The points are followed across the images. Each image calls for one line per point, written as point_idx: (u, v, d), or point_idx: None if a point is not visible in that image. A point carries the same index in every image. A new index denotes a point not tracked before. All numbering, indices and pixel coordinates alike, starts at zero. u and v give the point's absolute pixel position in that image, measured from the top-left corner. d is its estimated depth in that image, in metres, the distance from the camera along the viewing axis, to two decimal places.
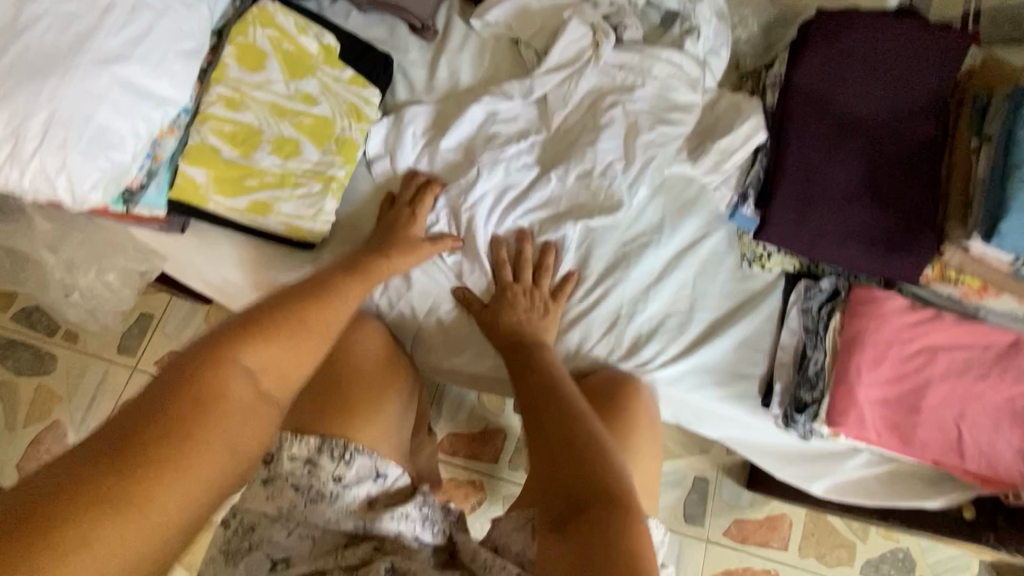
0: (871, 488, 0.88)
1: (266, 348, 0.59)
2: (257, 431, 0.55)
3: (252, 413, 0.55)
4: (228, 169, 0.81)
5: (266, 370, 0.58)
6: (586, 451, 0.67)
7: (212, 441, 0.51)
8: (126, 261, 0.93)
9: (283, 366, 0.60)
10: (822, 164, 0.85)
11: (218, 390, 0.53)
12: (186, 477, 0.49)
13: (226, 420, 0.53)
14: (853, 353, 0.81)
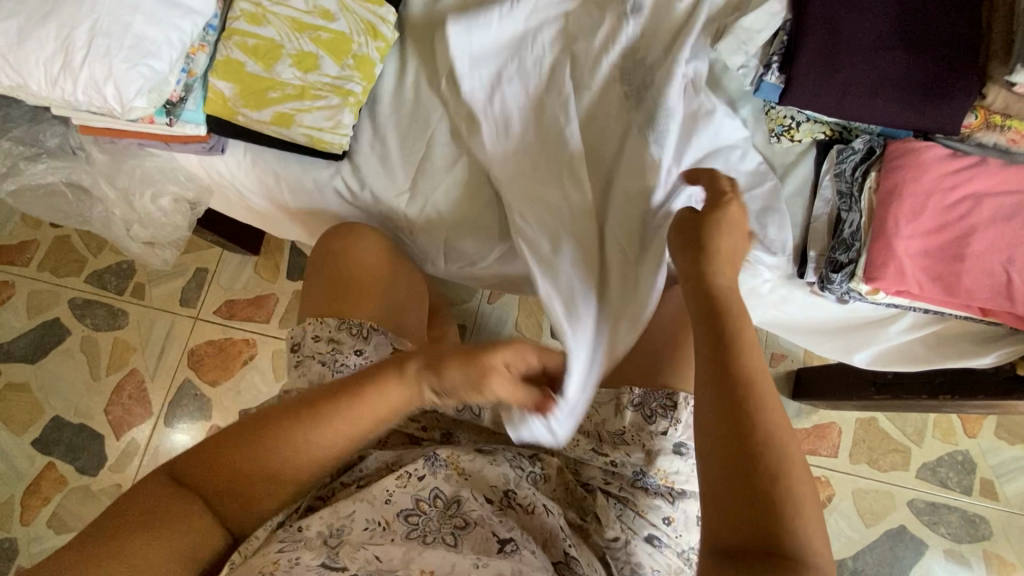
0: (918, 354, 0.88)
1: (197, 469, 0.61)
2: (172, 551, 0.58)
3: (160, 542, 0.57)
4: (253, 80, 0.85)
5: (211, 473, 0.61)
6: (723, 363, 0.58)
7: (118, 572, 0.54)
8: (176, 189, 1.00)
9: (208, 483, 0.61)
10: (849, 14, 0.81)
11: (141, 518, 0.57)
12: (148, 549, 0.56)
13: (191, 506, 0.60)
14: (890, 207, 0.78)
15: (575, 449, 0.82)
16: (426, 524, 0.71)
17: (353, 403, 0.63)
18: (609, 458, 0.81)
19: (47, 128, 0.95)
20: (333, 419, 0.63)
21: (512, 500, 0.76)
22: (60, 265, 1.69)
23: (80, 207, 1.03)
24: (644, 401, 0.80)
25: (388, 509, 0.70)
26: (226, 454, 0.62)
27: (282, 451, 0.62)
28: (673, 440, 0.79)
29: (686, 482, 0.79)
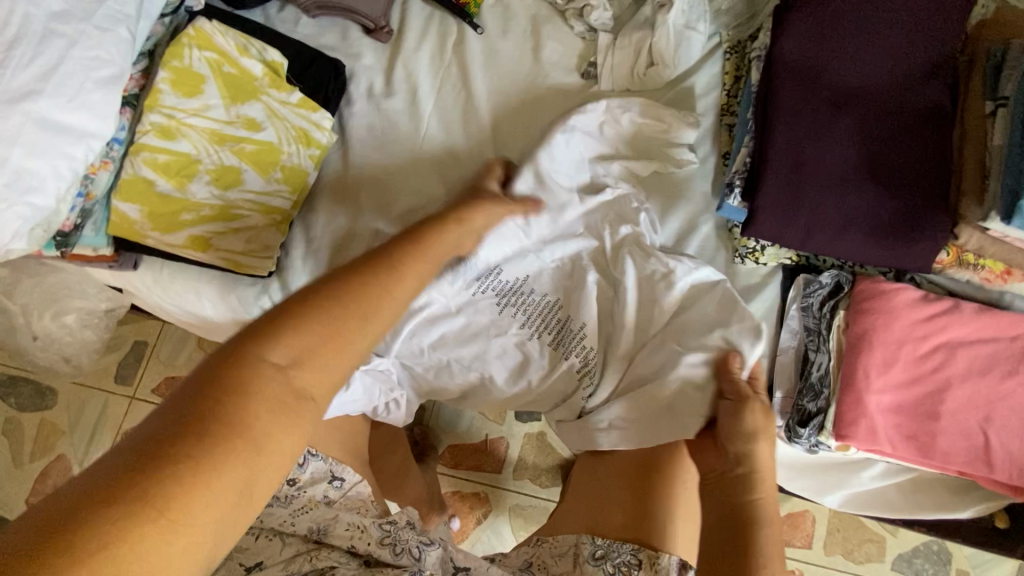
0: (893, 501, 0.81)
1: (311, 335, 0.48)
2: (296, 438, 0.46)
3: (290, 418, 0.45)
4: (164, 202, 0.76)
5: (309, 354, 0.47)
6: (731, 551, 0.58)
7: (214, 474, 0.40)
8: (83, 303, 0.89)
9: (324, 358, 0.48)
10: (814, 143, 0.76)
11: (247, 411, 0.43)
12: (237, 475, 0.41)
13: (261, 419, 0.43)
14: (861, 355, 0.72)
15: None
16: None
17: (379, 282, 0.53)
18: None
19: None
20: (377, 309, 0.52)
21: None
22: None
23: None
24: (608, 552, 0.73)
25: None
26: (316, 306, 0.49)
27: (394, 295, 0.54)
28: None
29: None
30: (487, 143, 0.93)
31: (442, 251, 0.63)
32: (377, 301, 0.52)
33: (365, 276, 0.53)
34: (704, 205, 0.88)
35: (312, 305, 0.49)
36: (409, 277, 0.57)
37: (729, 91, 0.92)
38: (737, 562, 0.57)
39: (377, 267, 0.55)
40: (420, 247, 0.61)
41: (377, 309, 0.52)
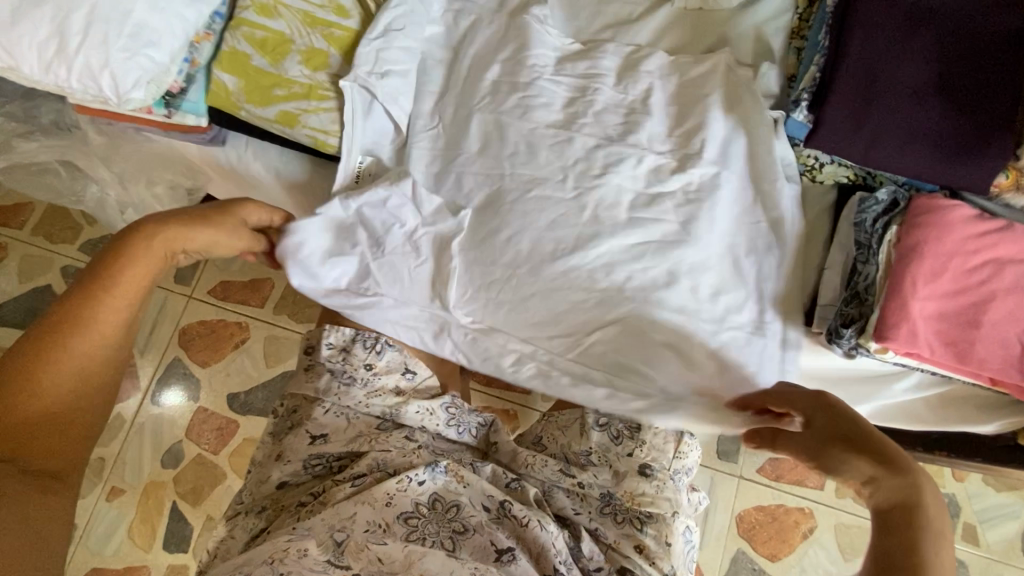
0: (919, 414, 0.85)
1: (133, 275, 0.66)
2: (44, 481, 0.58)
3: (48, 447, 0.60)
4: (260, 76, 0.81)
5: (34, 386, 0.59)
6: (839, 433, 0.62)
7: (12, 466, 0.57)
8: (173, 177, 0.96)
9: (60, 387, 0.61)
10: (887, 60, 0.78)
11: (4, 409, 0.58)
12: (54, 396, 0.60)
13: (37, 435, 0.59)
14: (909, 265, 0.75)
15: (543, 469, 0.80)
16: (424, 527, 0.73)
17: (106, 283, 0.64)
18: (576, 480, 0.78)
19: (42, 104, 0.91)
20: (117, 287, 0.65)
21: (508, 511, 0.75)
22: (54, 231, 1.66)
23: (73, 186, 1.00)
24: (610, 421, 0.83)
25: (389, 510, 0.72)
26: (91, 282, 0.64)
27: (116, 306, 0.64)
28: (639, 461, 0.80)
29: (652, 504, 0.77)
30: None
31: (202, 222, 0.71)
32: (90, 318, 0.63)
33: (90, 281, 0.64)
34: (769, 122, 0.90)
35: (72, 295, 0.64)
36: (144, 257, 0.67)
37: (802, 14, 0.92)
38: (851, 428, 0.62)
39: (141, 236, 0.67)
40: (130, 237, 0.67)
41: (104, 318, 0.64)
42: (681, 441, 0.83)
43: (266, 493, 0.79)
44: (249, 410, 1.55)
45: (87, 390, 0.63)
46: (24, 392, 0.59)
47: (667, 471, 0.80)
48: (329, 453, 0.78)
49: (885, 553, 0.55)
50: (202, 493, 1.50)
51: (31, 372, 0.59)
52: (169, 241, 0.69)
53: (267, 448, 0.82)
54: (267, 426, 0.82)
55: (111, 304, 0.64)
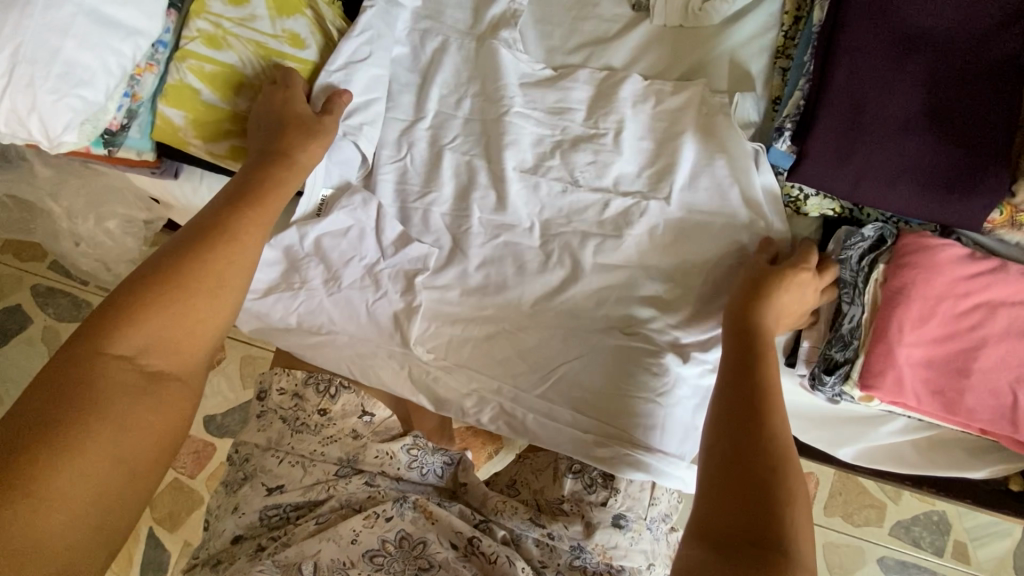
0: (907, 457, 0.81)
1: (246, 234, 0.64)
2: (163, 414, 0.54)
3: (155, 404, 0.54)
4: (209, 111, 0.76)
5: (155, 344, 0.56)
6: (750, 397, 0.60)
7: (96, 432, 0.50)
8: (127, 211, 0.91)
9: (176, 345, 0.57)
10: (874, 89, 0.73)
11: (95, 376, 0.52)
12: (150, 358, 0.56)
13: (118, 400, 0.52)
14: (897, 308, 0.71)
15: (512, 516, 0.76)
16: (389, 565, 0.71)
17: (221, 253, 0.61)
18: (547, 530, 0.75)
19: None
20: (208, 267, 0.60)
21: (477, 547, 0.73)
22: (23, 249, 1.61)
23: (23, 218, 0.96)
24: (584, 468, 0.79)
25: (354, 548, 0.71)
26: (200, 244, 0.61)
27: (230, 270, 0.61)
28: (613, 512, 0.76)
29: (624, 557, 0.75)
30: None
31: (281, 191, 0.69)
32: (213, 282, 0.60)
33: (200, 244, 0.61)
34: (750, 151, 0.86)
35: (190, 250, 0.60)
36: (246, 238, 0.63)
37: (787, 32, 0.87)
38: (754, 395, 0.60)
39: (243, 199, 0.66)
40: (253, 200, 0.66)
41: (222, 282, 0.60)
42: (656, 487, 0.79)
43: (224, 546, 0.77)
44: (227, 432, 1.51)
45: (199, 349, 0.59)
46: (112, 347, 0.54)
47: (642, 521, 0.77)
48: (288, 503, 0.77)
49: (744, 508, 0.53)
50: (179, 518, 1.47)
51: (116, 347, 0.54)
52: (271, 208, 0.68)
53: (223, 500, 0.80)
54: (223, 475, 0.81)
55: (224, 295, 0.60)
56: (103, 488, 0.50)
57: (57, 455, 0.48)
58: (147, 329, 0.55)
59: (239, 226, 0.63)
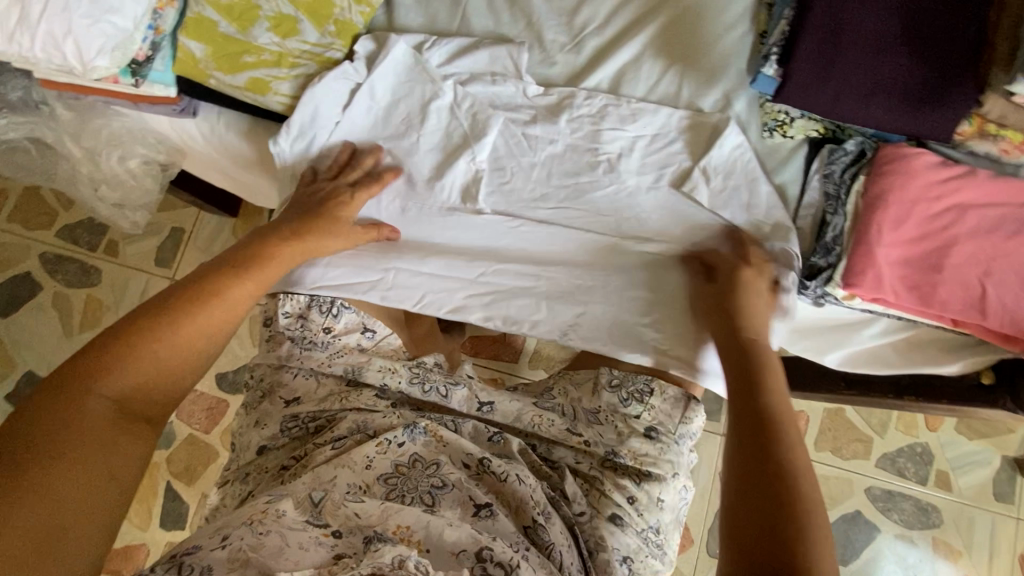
0: (889, 357, 0.87)
1: (233, 295, 0.72)
2: (133, 447, 0.61)
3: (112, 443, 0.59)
4: (226, 42, 0.81)
5: (132, 381, 0.63)
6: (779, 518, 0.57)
7: (80, 457, 0.56)
8: (146, 152, 0.95)
9: (118, 364, 0.62)
10: (851, 12, 0.79)
11: (75, 414, 0.58)
12: (135, 378, 0.63)
13: (85, 444, 0.57)
14: (874, 213, 0.78)
15: (549, 427, 0.79)
16: (404, 484, 0.70)
17: (239, 283, 0.73)
18: (582, 439, 0.78)
19: (7, 80, 0.89)
20: (186, 323, 0.67)
21: (488, 467, 0.74)
22: (31, 217, 1.63)
23: (44, 164, 0.99)
24: (622, 381, 0.81)
25: (368, 473, 0.71)
26: (227, 276, 0.73)
27: (178, 332, 0.66)
28: (645, 423, 0.79)
29: (655, 464, 0.77)
30: (529, 13, 0.95)
31: (283, 252, 0.79)
32: (175, 342, 0.66)
33: (193, 282, 0.71)
34: (740, 79, 0.91)
35: (144, 320, 0.65)
36: (235, 303, 0.71)
37: None
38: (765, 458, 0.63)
39: (210, 281, 0.72)
40: (262, 247, 0.78)
41: (214, 301, 0.70)
42: (690, 406, 0.81)
43: (250, 459, 0.79)
44: (239, 389, 1.56)
45: (168, 385, 0.65)
46: (94, 388, 0.60)
47: (672, 435, 0.79)
48: (304, 415, 0.78)
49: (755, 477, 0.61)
50: (196, 471, 1.52)
51: (99, 367, 0.62)
52: (279, 252, 0.78)
53: (243, 419, 0.82)
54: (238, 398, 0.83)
55: (206, 315, 0.69)
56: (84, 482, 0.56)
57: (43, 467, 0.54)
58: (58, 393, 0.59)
59: (248, 269, 0.75)
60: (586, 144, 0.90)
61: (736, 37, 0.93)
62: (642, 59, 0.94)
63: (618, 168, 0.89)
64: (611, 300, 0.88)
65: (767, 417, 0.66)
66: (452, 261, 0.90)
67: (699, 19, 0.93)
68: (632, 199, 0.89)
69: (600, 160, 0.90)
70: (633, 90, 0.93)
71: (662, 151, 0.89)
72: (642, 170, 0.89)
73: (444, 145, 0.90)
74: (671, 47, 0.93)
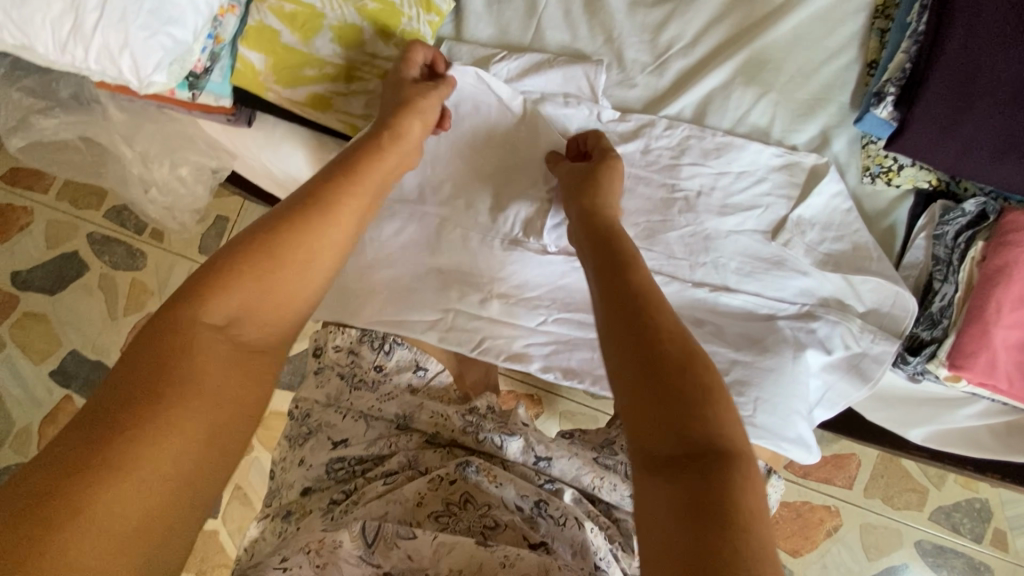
0: (984, 442, 0.78)
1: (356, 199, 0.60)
2: (253, 383, 0.49)
3: (237, 379, 0.48)
4: (288, 53, 0.75)
5: (250, 306, 0.51)
6: (707, 484, 0.42)
7: (187, 407, 0.44)
8: (197, 157, 0.91)
9: (266, 310, 0.52)
10: (992, 53, 0.69)
11: (189, 340, 0.47)
12: (240, 306, 0.51)
13: (204, 382, 0.46)
14: (996, 288, 0.69)
15: (611, 492, 0.74)
16: (456, 523, 0.66)
17: (342, 197, 0.59)
18: None
19: (62, 77, 0.87)
20: (280, 266, 0.53)
21: (544, 510, 0.69)
22: (79, 196, 1.64)
23: (94, 162, 0.97)
24: None
25: (420, 510, 0.68)
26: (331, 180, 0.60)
27: (324, 228, 0.56)
28: None
29: None
30: (610, 28, 0.87)
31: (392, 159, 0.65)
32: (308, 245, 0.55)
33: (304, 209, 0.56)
34: (841, 118, 0.82)
35: (250, 248, 0.53)
36: (353, 208, 0.60)
37: None
38: (675, 371, 0.46)
39: (321, 196, 0.58)
40: (355, 176, 0.61)
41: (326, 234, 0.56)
42: (768, 480, 0.76)
43: (293, 499, 0.76)
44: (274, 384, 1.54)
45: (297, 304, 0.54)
46: (206, 308, 0.49)
47: None
48: (352, 457, 0.75)
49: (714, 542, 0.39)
50: None
51: (214, 289, 0.50)
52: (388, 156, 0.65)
53: (287, 454, 0.80)
54: (283, 430, 0.81)
55: (329, 241, 0.56)
56: (177, 476, 0.42)
57: (132, 439, 0.41)
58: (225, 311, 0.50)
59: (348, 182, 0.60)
60: (662, 179, 0.83)
61: (840, 67, 0.83)
62: (732, 86, 0.84)
63: (697, 209, 0.82)
64: None
65: (662, 336, 0.49)
66: (510, 297, 0.84)
67: (801, 44, 0.84)
68: (709, 245, 0.81)
69: (677, 198, 0.82)
70: (718, 121, 0.84)
71: (748, 192, 0.81)
72: (724, 213, 0.81)
73: (508, 172, 0.84)
74: (765, 73, 0.84)
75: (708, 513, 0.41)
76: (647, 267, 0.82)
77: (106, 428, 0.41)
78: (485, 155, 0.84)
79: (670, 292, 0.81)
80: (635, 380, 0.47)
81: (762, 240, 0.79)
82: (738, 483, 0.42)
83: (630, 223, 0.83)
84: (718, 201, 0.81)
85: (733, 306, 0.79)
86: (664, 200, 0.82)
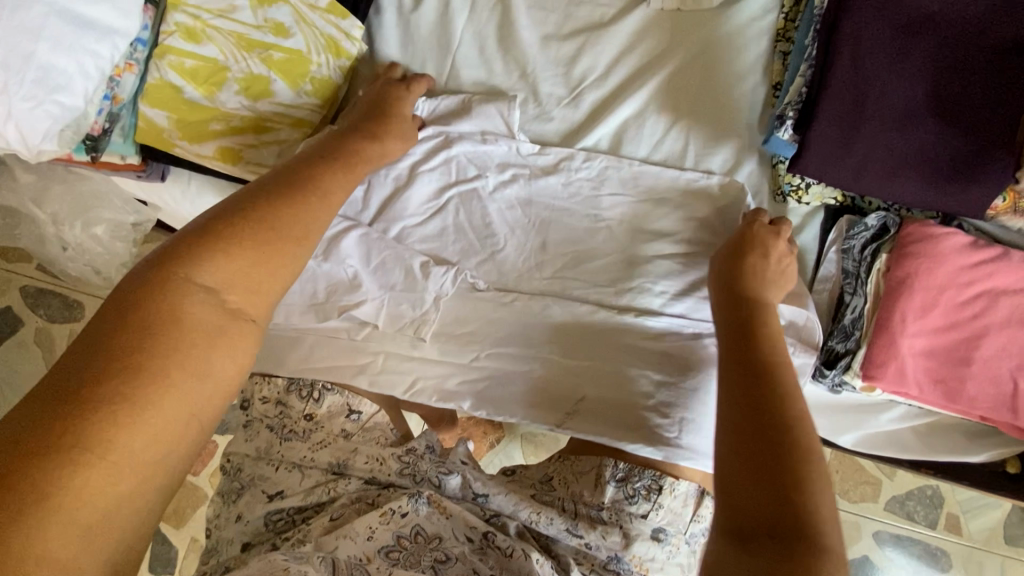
0: (907, 443, 0.81)
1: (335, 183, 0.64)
2: (235, 356, 0.49)
3: (214, 350, 0.48)
4: (191, 109, 0.74)
5: (241, 277, 0.52)
6: (787, 443, 0.51)
7: (166, 376, 0.44)
8: (113, 215, 0.89)
9: (258, 277, 0.53)
10: (877, 76, 0.72)
11: (177, 309, 0.47)
12: (234, 271, 0.52)
13: (179, 355, 0.46)
14: (902, 295, 0.72)
15: (548, 526, 0.70)
16: (407, 558, 0.65)
17: (331, 176, 0.65)
18: (584, 540, 0.70)
19: None
20: (277, 223, 0.56)
21: (491, 541, 0.68)
22: (9, 250, 1.57)
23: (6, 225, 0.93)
24: (629, 475, 0.74)
25: (369, 544, 0.65)
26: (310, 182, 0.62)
27: (309, 211, 0.60)
28: (653, 524, 0.71)
29: (661, 571, 0.71)
30: (523, 63, 0.88)
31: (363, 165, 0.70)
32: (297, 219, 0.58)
33: (286, 191, 0.59)
34: (750, 139, 0.85)
35: (235, 222, 0.54)
36: (334, 191, 0.63)
37: (788, 14, 0.83)
38: (767, 388, 0.56)
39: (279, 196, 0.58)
40: (333, 168, 0.66)
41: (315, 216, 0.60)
42: (701, 502, 0.75)
43: (230, 556, 0.71)
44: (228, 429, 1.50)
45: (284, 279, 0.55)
46: (193, 276, 0.49)
47: (682, 536, 0.72)
48: (289, 507, 0.72)
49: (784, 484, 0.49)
50: (186, 515, 1.47)
51: (200, 255, 0.50)
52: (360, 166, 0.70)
53: (221, 511, 0.77)
54: (216, 487, 0.78)
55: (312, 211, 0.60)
56: (159, 452, 0.43)
57: (118, 405, 0.42)
58: (233, 288, 0.51)
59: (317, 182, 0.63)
60: (584, 209, 0.84)
61: (746, 90, 0.85)
62: (645, 114, 0.87)
63: (619, 237, 0.83)
64: (611, 374, 0.81)
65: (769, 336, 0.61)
66: (443, 335, 0.84)
67: (708, 69, 0.86)
68: (633, 271, 0.82)
69: (599, 227, 0.83)
70: (635, 148, 0.86)
71: (667, 217, 0.83)
72: (645, 239, 0.83)
73: (433, 211, 0.85)
74: (675, 100, 0.86)
75: (791, 470, 0.49)
76: (575, 296, 0.83)
77: (85, 394, 0.42)
78: (409, 196, 0.85)
79: (599, 320, 0.82)
80: (745, 394, 0.56)
81: (683, 263, 0.81)
82: (803, 445, 0.51)
83: (556, 254, 0.84)
84: (640, 227, 0.83)
85: (660, 330, 0.81)
86: (587, 228, 0.84)
